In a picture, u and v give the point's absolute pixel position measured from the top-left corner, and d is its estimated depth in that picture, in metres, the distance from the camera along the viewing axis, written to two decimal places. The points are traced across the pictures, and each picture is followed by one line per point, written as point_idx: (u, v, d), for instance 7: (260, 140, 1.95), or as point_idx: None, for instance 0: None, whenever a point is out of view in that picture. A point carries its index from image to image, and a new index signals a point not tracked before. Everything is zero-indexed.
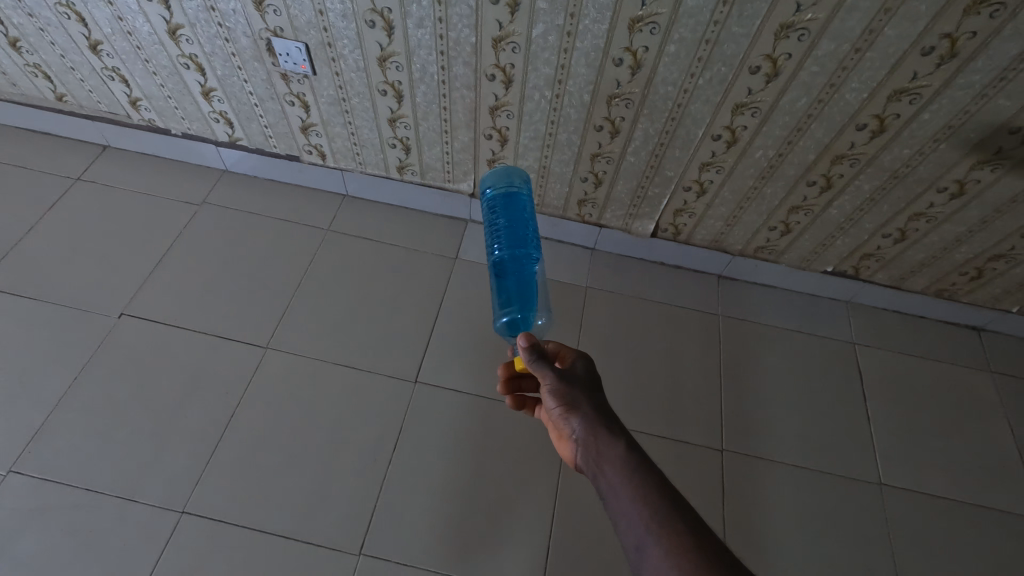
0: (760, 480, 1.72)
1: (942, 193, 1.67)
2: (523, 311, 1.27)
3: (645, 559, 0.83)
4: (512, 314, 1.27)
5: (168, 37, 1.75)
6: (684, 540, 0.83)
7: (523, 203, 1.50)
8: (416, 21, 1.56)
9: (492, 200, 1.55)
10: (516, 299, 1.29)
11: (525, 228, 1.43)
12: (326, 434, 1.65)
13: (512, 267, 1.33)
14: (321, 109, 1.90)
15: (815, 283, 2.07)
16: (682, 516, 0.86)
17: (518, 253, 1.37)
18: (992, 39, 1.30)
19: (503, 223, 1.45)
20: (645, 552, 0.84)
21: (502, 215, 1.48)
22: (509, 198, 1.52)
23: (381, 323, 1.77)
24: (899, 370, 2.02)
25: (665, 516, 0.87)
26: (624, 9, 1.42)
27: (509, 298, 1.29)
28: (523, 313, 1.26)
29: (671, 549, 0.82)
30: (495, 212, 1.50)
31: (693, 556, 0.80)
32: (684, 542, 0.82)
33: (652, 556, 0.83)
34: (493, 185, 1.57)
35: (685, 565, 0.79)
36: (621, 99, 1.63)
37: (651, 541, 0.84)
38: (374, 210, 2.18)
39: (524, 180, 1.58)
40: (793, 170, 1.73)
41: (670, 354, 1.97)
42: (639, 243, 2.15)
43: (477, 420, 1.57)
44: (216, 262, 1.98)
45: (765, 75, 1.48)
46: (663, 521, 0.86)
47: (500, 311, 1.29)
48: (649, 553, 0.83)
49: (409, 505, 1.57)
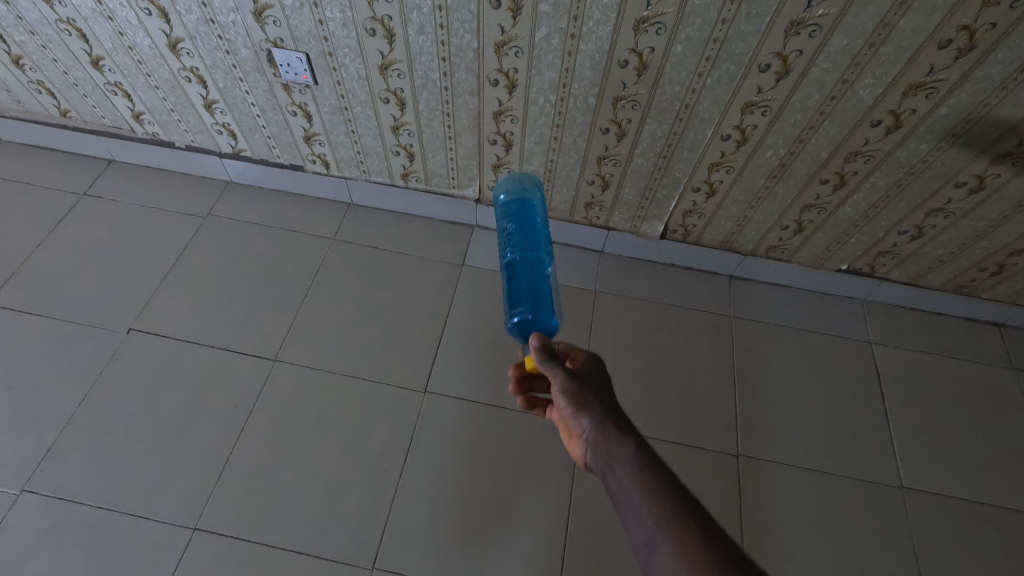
0: (873, 543, 1.04)
1: (981, 270, 1.22)
2: (535, 311, 0.80)
3: (650, 554, 0.56)
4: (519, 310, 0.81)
5: (12, 65, 1.29)
6: (678, 528, 0.55)
7: (534, 208, 0.98)
8: (332, 74, 1.12)
9: (505, 207, 1.01)
10: (517, 293, 0.83)
11: (538, 231, 0.92)
12: (180, 437, 1.09)
13: (527, 267, 0.86)
14: (243, 118, 1.29)
15: (908, 299, 1.35)
16: (670, 505, 0.58)
17: (529, 257, 0.87)
18: (1014, 89, 0.87)
19: (513, 227, 0.94)
20: (646, 546, 0.56)
21: (512, 221, 0.96)
22: (520, 204, 0.99)
23: (321, 352, 1.21)
24: None
25: (667, 508, 0.57)
26: (573, 76, 1.01)
27: (514, 285, 0.84)
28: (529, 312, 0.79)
29: (665, 538, 0.55)
30: (507, 219, 0.98)
31: (680, 552, 0.53)
32: (669, 524, 0.56)
33: (653, 549, 0.55)
34: (506, 194, 1.03)
35: (672, 554, 0.54)
36: (505, 115, 1.12)
37: (646, 530, 0.57)
38: (287, 203, 1.45)
39: (538, 185, 1.04)
40: (865, 197, 1.12)
41: (685, 365, 1.24)
42: (644, 245, 1.37)
43: (432, 487, 1.06)
44: (106, 216, 1.39)
45: (638, 72, 0.98)
46: (660, 507, 0.58)
47: (508, 311, 0.82)
48: (641, 542, 0.57)
49: (351, 535, 1.00)
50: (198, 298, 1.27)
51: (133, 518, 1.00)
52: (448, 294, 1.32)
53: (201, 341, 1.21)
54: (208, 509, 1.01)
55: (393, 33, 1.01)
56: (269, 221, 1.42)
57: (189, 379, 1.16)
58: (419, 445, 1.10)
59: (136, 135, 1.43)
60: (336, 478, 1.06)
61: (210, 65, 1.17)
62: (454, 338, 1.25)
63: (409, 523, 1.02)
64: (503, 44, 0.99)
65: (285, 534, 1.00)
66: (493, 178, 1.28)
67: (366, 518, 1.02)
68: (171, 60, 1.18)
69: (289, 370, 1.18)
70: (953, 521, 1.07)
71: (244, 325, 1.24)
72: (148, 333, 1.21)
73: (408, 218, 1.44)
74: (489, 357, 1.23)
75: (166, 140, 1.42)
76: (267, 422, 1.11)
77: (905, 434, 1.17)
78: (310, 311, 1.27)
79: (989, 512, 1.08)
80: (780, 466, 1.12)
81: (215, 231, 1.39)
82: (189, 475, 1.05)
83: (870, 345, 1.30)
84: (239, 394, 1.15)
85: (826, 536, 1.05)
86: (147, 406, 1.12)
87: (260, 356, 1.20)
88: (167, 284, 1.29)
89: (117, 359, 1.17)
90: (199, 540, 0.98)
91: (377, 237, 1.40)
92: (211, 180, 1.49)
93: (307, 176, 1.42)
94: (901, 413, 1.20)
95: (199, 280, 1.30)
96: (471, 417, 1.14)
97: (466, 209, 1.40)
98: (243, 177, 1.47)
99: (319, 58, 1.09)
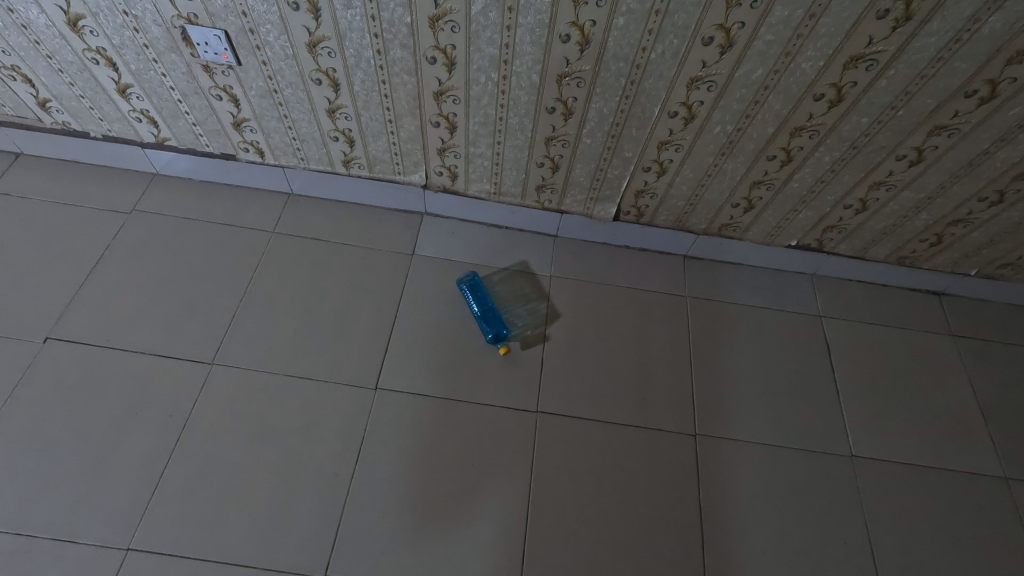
0: (826, 511, 1.07)
1: (922, 242, 1.25)
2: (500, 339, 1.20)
3: None
4: (495, 333, 1.20)
5: None
6: None
7: (481, 290, 1.27)
8: (256, 54, 1.04)
9: (469, 291, 1.26)
10: (489, 324, 1.22)
11: (488, 304, 1.25)
12: (108, 452, 1.01)
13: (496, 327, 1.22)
14: (163, 104, 1.19)
15: (854, 271, 1.37)
16: None
17: (497, 326, 1.22)
18: (949, 60, 0.88)
19: (478, 310, 1.24)
20: None
21: (478, 304, 1.25)
22: (477, 295, 1.26)
23: (262, 352, 1.14)
24: (1003, 362, 1.28)
25: None
26: (514, 52, 0.96)
27: (486, 318, 1.23)
28: (502, 330, 1.21)
29: None
30: (474, 303, 1.25)
31: None
32: None
33: None
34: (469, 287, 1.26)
35: None
36: (446, 95, 1.06)
37: None
38: (219, 195, 1.36)
39: (473, 277, 1.29)
40: (812, 171, 1.12)
41: (642, 348, 1.23)
42: (598, 228, 1.35)
43: (387, 487, 1.02)
44: (14, 215, 1.27)
45: (581, 47, 0.94)
46: None
47: (491, 335, 1.20)
48: None
49: (300, 544, 0.95)
50: (124, 300, 1.18)
51: (56, 543, 0.92)
52: (398, 286, 1.26)
53: (129, 348, 1.12)
54: (141, 528, 0.94)
55: (319, 8, 0.94)
56: (201, 215, 1.32)
57: (118, 389, 1.07)
58: (371, 445, 1.05)
59: (44, 126, 1.30)
60: (283, 485, 1.00)
61: (118, 44, 1.06)
62: (405, 332, 1.20)
63: (361, 527, 0.98)
64: (438, 18, 0.93)
65: (227, 548, 0.94)
66: (439, 163, 1.23)
67: (315, 524, 0.97)
68: (73, 40, 1.07)
69: (228, 374, 1.11)
70: (898, 487, 1.11)
71: (176, 328, 1.15)
72: (67, 342, 1.11)
73: (353, 207, 1.37)
74: (442, 349, 1.18)
75: (79, 130, 1.29)
76: (205, 430, 1.04)
77: (854, 405, 1.20)
78: (250, 309, 1.20)
79: (932, 473, 1.13)
80: (737, 444, 1.13)
81: (141, 227, 1.28)
82: (120, 493, 0.97)
83: (820, 319, 1.33)
84: (173, 402, 1.07)
85: (782, 509, 1.06)
86: (69, 421, 1.03)
87: (195, 360, 1.12)
88: (87, 288, 1.19)
89: (33, 371, 1.07)
90: (132, 561, 0.92)
91: (321, 228, 1.33)
92: (136, 173, 1.37)
93: (240, 165, 1.33)
94: (851, 384, 1.23)
95: (124, 281, 1.20)
96: (425, 413, 1.10)
97: (413, 195, 1.34)
98: (170, 168, 1.36)
99: (239, 35, 1.01)
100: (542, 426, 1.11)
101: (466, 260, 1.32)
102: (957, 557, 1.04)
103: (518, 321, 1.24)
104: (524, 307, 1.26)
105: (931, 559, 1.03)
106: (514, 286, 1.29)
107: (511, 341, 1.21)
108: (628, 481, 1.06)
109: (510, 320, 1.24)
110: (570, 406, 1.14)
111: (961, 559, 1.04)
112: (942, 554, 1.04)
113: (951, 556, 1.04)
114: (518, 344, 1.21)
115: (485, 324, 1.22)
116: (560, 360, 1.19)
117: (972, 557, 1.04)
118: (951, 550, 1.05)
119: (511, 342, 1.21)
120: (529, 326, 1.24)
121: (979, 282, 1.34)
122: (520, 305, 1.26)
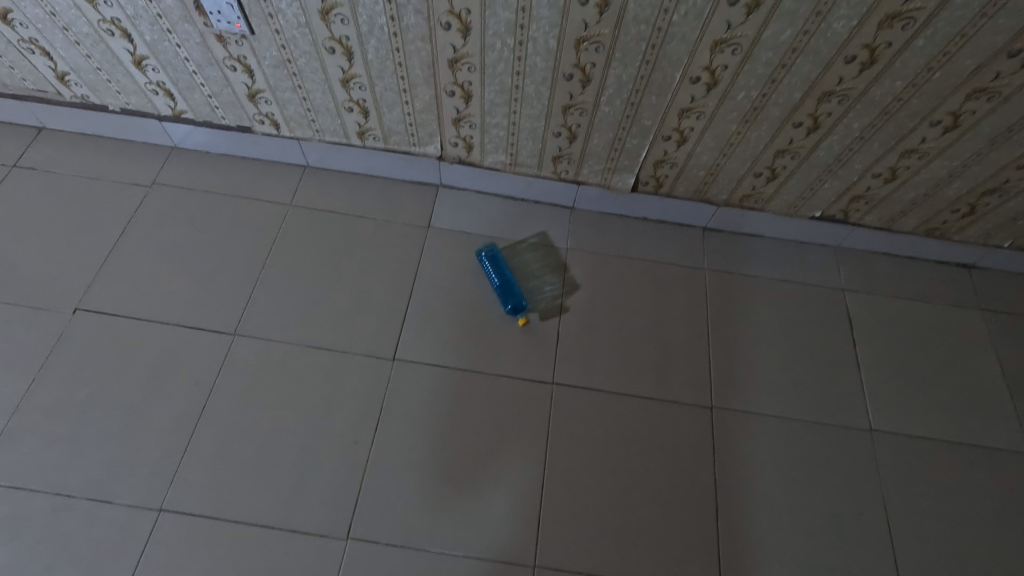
0: (841, 484, 1.07)
1: (953, 212, 1.21)
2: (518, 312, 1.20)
3: None
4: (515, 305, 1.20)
5: None
6: None
7: (500, 261, 1.27)
8: (269, 23, 1.02)
9: (488, 262, 1.26)
10: (509, 295, 1.22)
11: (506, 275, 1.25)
12: (138, 418, 1.04)
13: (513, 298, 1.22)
14: (179, 76, 1.19)
15: (880, 243, 1.33)
16: None
17: (516, 297, 1.22)
18: (992, 17, 0.83)
19: (497, 281, 1.24)
20: None
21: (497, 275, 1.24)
22: (496, 266, 1.26)
23: (282, 323, 1.16)
24: None
25: None
26: (530, 16, 0.94)
27: (506, 289, 1.23)
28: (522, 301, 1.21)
29: None
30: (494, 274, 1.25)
31: None
32: None
33: None
34: (488, 258, 1.26)
35: None
36: (462, 63, 1.04)
37: None
38: (236, 167, 1.37)
39: (493, 248, 1.28)
40: (839, 138, 1.07)
41: (659, 320, 1.22)
42: (615, 199, 1.33)
43: (405, 455, 1.04)
44: (39, 189, 1.29)
45: (600, 10, 0.91)
46: None
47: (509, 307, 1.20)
48: None
49: (322, 508, 0.99)
50: (148, 272, 1.20)
51: (93, 503, 0.97)
52: (414, 258, 1.26)
53: (155, 319, 1.15)
54: (172, 490, 0.98)
55: None
56: (220, 188, 1.33)
57: (144, 359, 1.10)
58: (390, 414, 1.07)
59: (64, 99, 1.31)
60: (305, 451, 1.03)
61: (132, 15, 1.06)
62: (421, 304, 1.20)
63: (380, 493, 1.00)
64: None
65: (253, 510, 0.98)
66: (454, 133, 1.21)
67: (336, 489, 1.00)
68: (88, 11, 1.06)
69: (249, 345, 1.13)
70: (916, 460, 1.10)
71: (199, 300, 1.18)
72: (96, 313, 1.15)
73: (369, 179, 1.37)
74: (458, 321, 1.19)
75: (98, 103, 1.30)
76: (229, 398, 1.07)
77: (875, 379, 1.19)
78: (269, 280, 1.21)
79: (952, 448, 1.11)
80: (753, 417, 1.12)
81: (161, 200, 1.30)
82: (151, 457, 1.01)
83: (843, 292, 1.30)
84: (198, 370, 1.10)
85: (797, 482, 1.06)
86: (100, 388, 1.07)
87: (218, 330, 1.14)
88: (112, 260, 1.21)
89: (64, 341, 1.11)
90: (165, 520, 0.96)
91: (338, 200, 1.33)
92: (155, 146, 1.38)
93: (256, 138, 1.33)
94: (872, 358, 1.21)
95: (147, 254, 1.23)
96: (442, 383, 1.11)
97: (428, 167, 1.33)
98: (188, 141, 1.37)
99: (252, 3, 0.99)
100: (557, 398, 1.11)
101: (482, 232, 1.31)
102: (974, 531, 1.03)
103: (535, 293, 1.24)
104: (542, 279, 1.26)
105: (947, 533, 1.03)
106: (531, 259, 1.28)
107: (530, 313, 1.21)
108: (643, 452, 1.07)
109: (529, 291, 1.24)
110: (585, 378, 1.14)
111: (977, 533, 1.03)
112: (957, 528, 1.04)
113: (967, 529, 1.03)
114: (536, 316, 1.21)
115: (503, 296, 1.22)
116: (576, 333, 1.19)
117: (990, 532, 1.03)
118: (968, 525, 1.04)
119: (530, 313, 1.21)
120: (547, 298, 1.23)
121: (1011, 254, 1.29)
122: (538, 277, 1.26)
